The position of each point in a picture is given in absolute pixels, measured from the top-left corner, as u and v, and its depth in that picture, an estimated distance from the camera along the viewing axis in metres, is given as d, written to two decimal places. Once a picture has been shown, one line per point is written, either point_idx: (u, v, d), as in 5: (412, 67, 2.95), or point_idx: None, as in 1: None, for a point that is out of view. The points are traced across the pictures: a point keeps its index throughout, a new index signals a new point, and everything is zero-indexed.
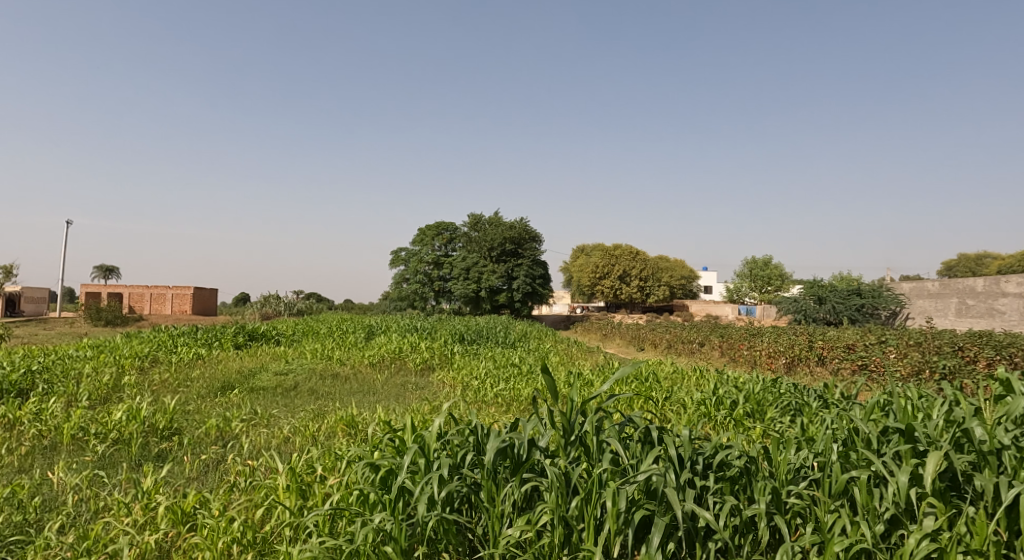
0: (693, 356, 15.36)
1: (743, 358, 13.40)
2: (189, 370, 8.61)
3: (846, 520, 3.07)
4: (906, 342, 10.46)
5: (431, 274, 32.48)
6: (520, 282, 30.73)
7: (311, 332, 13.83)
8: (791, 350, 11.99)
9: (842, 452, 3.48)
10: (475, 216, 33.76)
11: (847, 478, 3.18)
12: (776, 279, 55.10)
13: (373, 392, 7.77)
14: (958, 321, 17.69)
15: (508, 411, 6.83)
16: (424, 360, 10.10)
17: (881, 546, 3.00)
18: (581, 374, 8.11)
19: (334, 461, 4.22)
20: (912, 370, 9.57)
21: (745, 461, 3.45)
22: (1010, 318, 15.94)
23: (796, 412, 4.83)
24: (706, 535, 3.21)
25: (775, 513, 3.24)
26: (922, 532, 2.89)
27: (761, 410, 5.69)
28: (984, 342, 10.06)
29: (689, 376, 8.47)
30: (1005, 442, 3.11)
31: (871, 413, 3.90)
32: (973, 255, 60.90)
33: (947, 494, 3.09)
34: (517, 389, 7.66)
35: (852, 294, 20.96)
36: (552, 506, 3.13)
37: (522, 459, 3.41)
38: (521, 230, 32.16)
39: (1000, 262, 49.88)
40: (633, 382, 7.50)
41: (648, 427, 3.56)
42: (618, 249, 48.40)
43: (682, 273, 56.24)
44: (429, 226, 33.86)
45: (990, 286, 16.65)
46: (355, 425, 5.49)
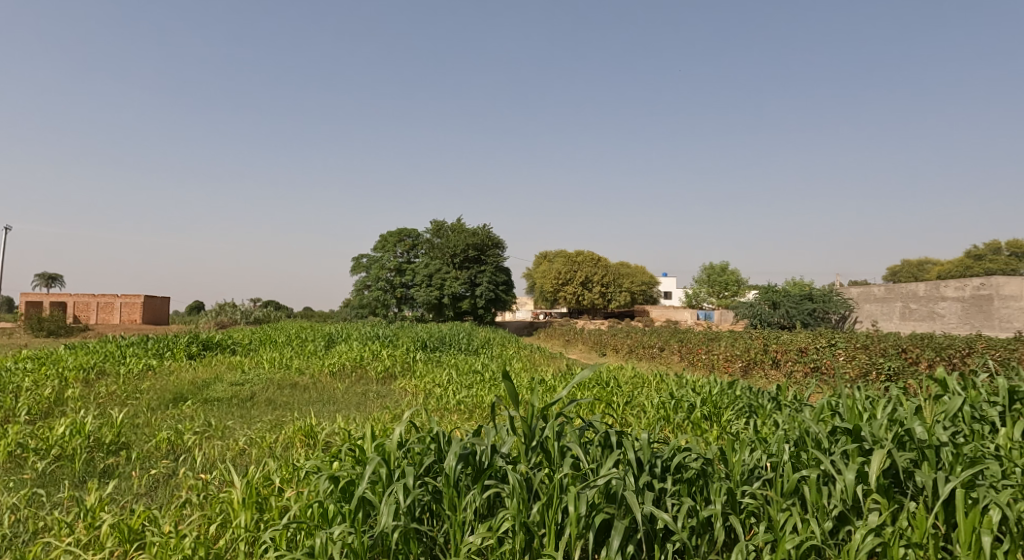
0: (653, 360, 15.67)
1: (701, 362, 13.69)
2: (139, 383, 8.27)
3: (797, 518, 3.19)
4: (854, 346, 10.93)
5: (393, 281, 32.19)
6: (483, 288, 30.91)
7: (268, 341, 13.53)
8: (746, 354, 12.36)
9: (793, 453, 3.60)
10: (436, 222, 33.66)
11: (798, 477, 3.30)
12: (732, 285, 56.57)
13: (333, 401, 7.66)
14: (902, 324, 18.48)
15: (470, 418, 6.86)
16: (385, 368, 10.01)
17: (829, 542, 3.10)
18: (543, 380, 8.21)
19: (292, 473, 4.16)
20: (860, 372, 9.98)
21: (702, 463, 3.53)
22: (949, 321, 16.73)
23: (751, 414, 4.99)
24: (665, 537, 3.28)
25: (730, 513, 3.32)
26: (868, 528, 3.01)
27: (718, 413, 5.86)
28: (925, 344, 10.55)
29: (650, 380, 8.65)
30: (943, 439, 3.28)
31: (821, 414, 4.04)
32: (914, 262, 63.70)
33: (890, 490, 3.22)
34: (480, 396, 7.69)
35: (804, 298, 21.66)
36: (513, 512, 3.15)
37: (484, 466, 3.41)
38: (483, 235, 32.18)
39: (939, 267, 52.39)
40: (594, 387, 7.60)
41: (609, 432, 3.61)
42: (579, 255, 48.73)
43: (642, 279, 57.21)
44: (390, 232, 33.22)
45: (930, 290, 17.42)
46: (314, 435, 5.42)
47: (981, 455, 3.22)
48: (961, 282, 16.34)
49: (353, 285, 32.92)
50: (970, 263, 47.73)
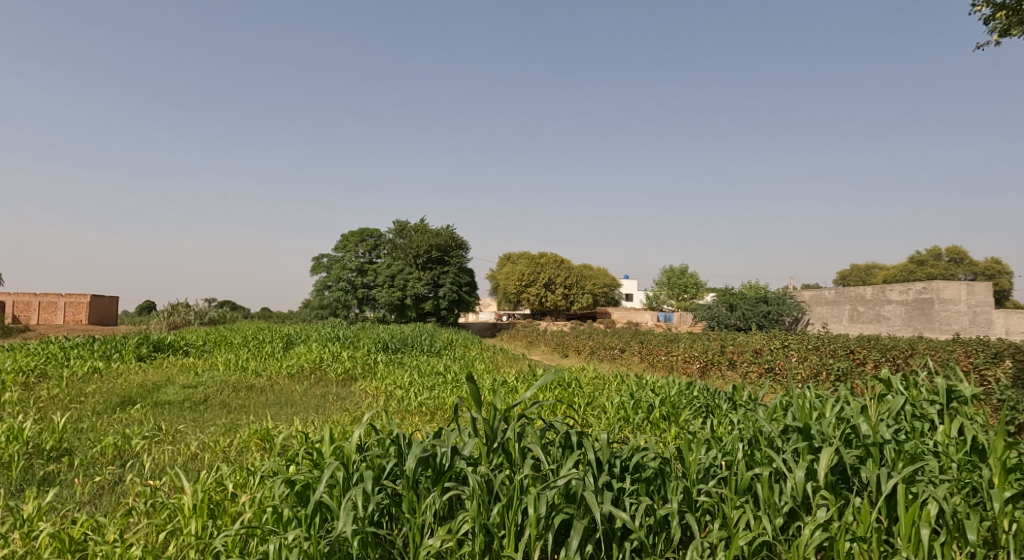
0: (614, 361, 15.87)
1: (660, 363, 13.92)
2: (84, 386, 7.95)
3: (749, 515, 3.27)
4: (806, 347, 11.30)
5: (354, 281, 31.74)
6: (446, 290, 30.78)
7: (223, 342, 13.17)
8: (704, 355, 12.63)
9: (747, 451, 3.69)
10: (399, 222, 33.34)
11: (751, 474, 3.38)
12: (692, 288, 57.69)
13: (291, 403, 7.51)
14: (851, 326, 19.17)
15: (432, 420, 6.82)
16: (345, 370, 9.86)
17: (780, 538, 3.20)
18: (505, 381, 8.22)
19: (246, 477, 4.07)
20: (811, 372, 10.31)
21: (660, 461, 3.59)
22: (894, 323, 17.43)
23: (708, 414, 5.10)
24: (623, 536, 3.32)
25: (686, 511, 3.39)
26: (816, 523, 3.11)
27: (676, 413, 5.96)
28: (872, 346, 10.97)
29: (610, 381, 8.76)
30: (886, 437, 3.41)
31: (773, 413, 4.15)
32: (863, 266, 66.15)
33: (837, 486, 3.34)
34: (442, 398, 7.66)
35: (759, 301, 22.24)
36: (473, 515, 3.14)
37: (445, 468, 3.40)
38: (446, 236, 32.03)
39: (887, 272, 54.53)
40: (556, 388, 7.64)
41: (569, 432, 3.63)
42: (543, 257, 48.95)
43: (604, 281, 57.84)
44: (352, 232, 32.67)
45: (877, 294, 18.12)
46: (270, 439, 5.31)
47: (921, 451, 3.36)
48: (905, 286, 17.04)
49: (313, 286, 32.35)
50: (915, 268, 49.81)
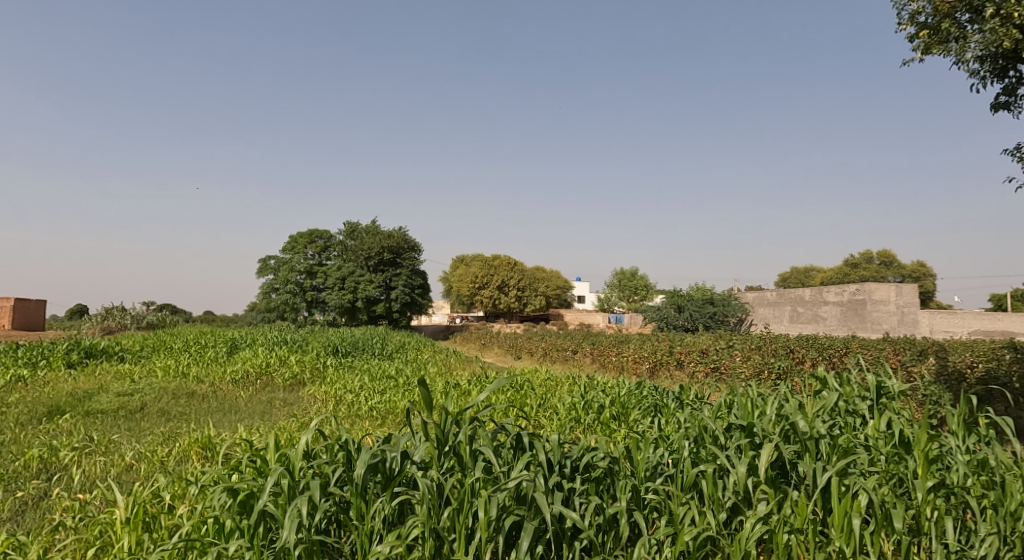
0: (566, 363, 16.02)
1: (611, 364, 14.13)
2: (7, 396, 7.50)
3: (694, 510, 3.37)
4: (749, 347, 11.70)
5: (302, 284, 31.02)
6: (398, 292, 30.44)
7: (162, 348, 12.66)
8: (653, 355, 12.91)
9: (692, 449, 3.78)
10: (350, 224, 32.77)
11: (697, 471, 3.48)
12: (642, 290, 58.83)
13: (235, 410, 7.28)
14: (791, 326, 19.94)
15: (382, 424, 6.73)
16: (293, 375, 9.62)
17: (723, 532, 3.30)
18: (457, 384, 8.18)
19: (185, 488, 3.92)
20: (754, 371, 10.67)
21: (609, 461, 3.64)
22: (830, 322, 18.22)
23: (656, 413, 5.21)
24: (573, 535, 3.36)
25: (634, 508, 3.45)
26: (756, 517, 3.22)
27: (626, 413, 6.07)
28: (810, 345, 11.44)
29: (562, 382, 8.84)
30: (822, 432, 3.57)
31: (718, 412, 4.27)
32: (803, 269, 68.90)
33: (777, 481, 3.47)
34: (393, 402, 7.58)
35: (706, 303, 22.85)
36: (423, 519, 3.11)
37: (395, 473, 3.36)
38: (399, 238, 31.68)
39: (825, 274, 56.98)
40: (508, 390, 7.66)
41: (520, 434, 3.64)
42: (495, 259, 48.96)
43: (556, 283, 58.32)
44: (301, 233, 31.81)
45: (815, 295, 18.89)
46: (212, 447, 5.14)
47: (854, 445, 3.53)
48: (840, 288, 17.83)
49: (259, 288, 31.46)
50: (850, 270, 52.19)
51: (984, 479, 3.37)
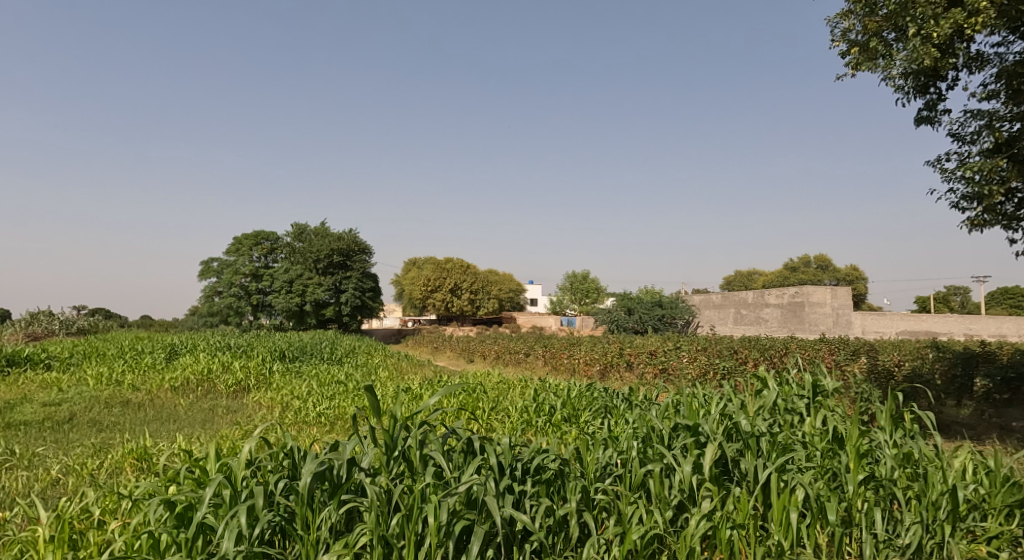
0: (519, 365, 16.07)
1: (563, 366, 14.25)
2: None
3: (642, 510, 3.42)
4: (695, 348, 12.01)
5: (248, 287, 30.10)
6: (348, 295, 29.91)
7: (95, 354, 12.04)
8: (604, 357, 13.09)
9: (640, 449, 3.85)
10: (298, 225, 31.99)
11: (644, 471, 3.54)
12: (593, 292, 59.60)
13: (174, 419, 6.99)
14: (736, 328, 20.59)
15: (331, 431, 6.59)
16: (237, 381, 9.31)
17: (669, 530, 3.37)
18: (408, 389, 8.09)
19: (117, 502, 3.74)
20: (700, 371, 10.96)
21: (559, 463, 3.65)
22: (772, 324, 18.89)
23: (606, 414, 5.29)
24: (523, 538, 3.36)
25: (584, 509, 3.49)
26: (701, 513, 3.30)
27: (577, 415, 6.13)
28: (753, 346, 11.84)
29: (515, 385, 8.87)
30: (763, 430, 3.69)
31: (665, 412, 4.36)
32: (746, 273, 71.23)
33: (721, 478, 3.57)
34: (342, 408, 7.43)
35: (655, 305, 23.33)
36: (371, 527, 3.06)
37: (342, 480, 3.29)
38: (349, 240, 31.13)
39: (767, 277, 59.07)
40: (460, 394, 7.62)
41: (471, 438, 3.62)
42: (448, 262, 48.67)
43: (509, 286, 58.48)
44: (246, 235, 30.86)
45: (757, 298, 19.56)
46: (147, 459, 4.92)
47: (792, 442, 3.67)
48: (781, 291, 18.51)
49: (201, 292, 30.35)
50: (791, 273, 54.29)
51: (909, 471, 3.57)
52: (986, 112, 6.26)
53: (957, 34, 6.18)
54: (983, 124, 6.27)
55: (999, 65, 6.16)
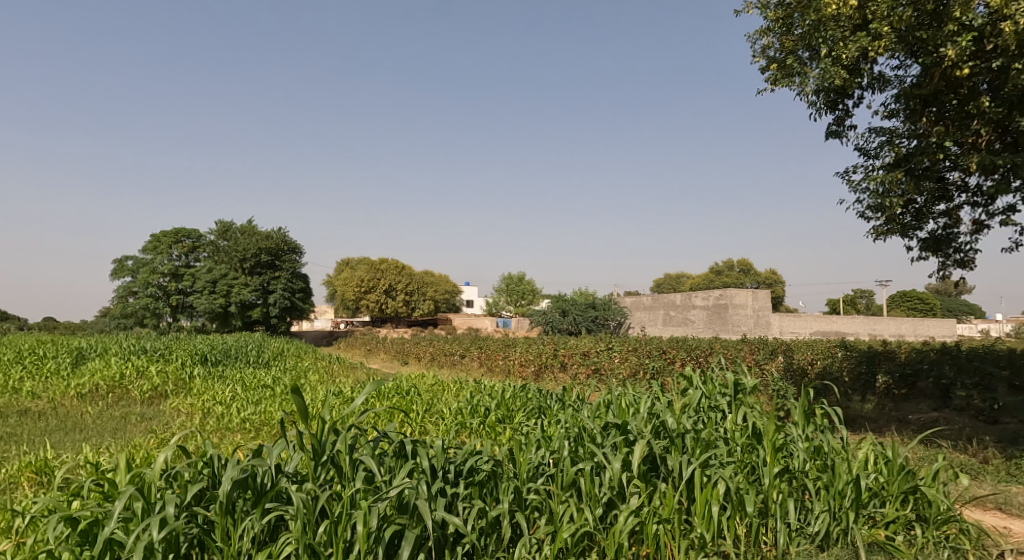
0: (454, 367, 15.98)
1: (498, 367, 14.28)
2: None
3: (573, 508, 3.47)
4: (627, 349, 12.32)
5: (166, 287, 28.54)
6: (276, 296, 28.89)
7: None
8: (539, 358, 13.22)
9: (572, 448, 3.89)
10: (223, 222, 30.63)
11: (576, 470, 3.59)
12: (529, 294, 60.16)
13: (80, 428, 6.53)
14: (665, 329, 21.26)
15: (256, 437, 6.34)
16: (153, 387, 8.80)
17: (599, 527, 3.43)
18: (338, 393, 7.89)
19: (11, 520, 3.45)
20: (631, 371, 11.25)
21: (493, 464, 3.64)
22: (698, 325, 19.62)
23: (540, 415, 5.33)
24: (455, 541, 3.34)
25: (516, 510, 3.50)
26: (630, 510, 3.38)
27: (511, 416, 6.16)
28: (681, 346, 12.26)
29: (449, 386, 8.81)
30: (688, 427, 3.82)
31: (596, 411, 4.44)
32: (675, 276, 73.73)
33: (648, 475, 3.67)
34: (268, 413, 7.16)
35: (588, 307, 23.77)
36: (296, 536, 2.95)
37: (266, 488, 3.17)
38: (278, 239, 30.08)
39: (694, 280, 61.27)
40: (394, 396, 7.49)
41: (403, 441, 3.56)
42: (383, 262, 47.85)
43: (445, 288, 58.13)
44: (164, 232, 29.30)
45: (685, 300, 20.26)
46: (48, 472, 4.57)
47: (715, 438, 3.82)
48: (707, 293, 19.24)
49: (114, 292, 28.53)
50: (716, 276, 56.60)
51: (819, 463, 3.79)
52: (887, 129, 6.72)
53: (863, 56, 6.60)
54: (885, 141, 6.74)
55: (899, 86, 6.62)
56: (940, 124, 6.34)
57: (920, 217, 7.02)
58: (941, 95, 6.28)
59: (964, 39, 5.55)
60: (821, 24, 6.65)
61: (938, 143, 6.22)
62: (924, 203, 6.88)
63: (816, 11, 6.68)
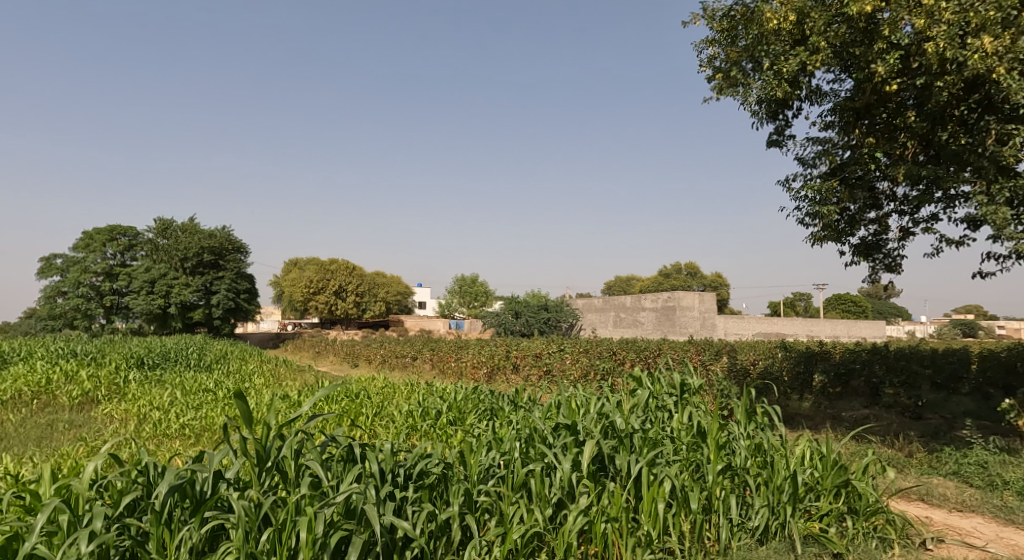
0: (405, 369, 15.82)
1: (450, 369, 14.22)
2: None
3: (523, 509, 3.49)
4: (578, 350, 12.47)
5: (100, 287, 27.21)
6: (220, 297, 27.95)
7: None
8: (490, 360, 13.23)
9: (522, 449, 3.91)
10: (162, 220, 29.45)
11: (526, 471, 3.61)
12: (481, 296, 60.09)
13: (2, 438, 6.15)
14: (615, 330, 21.62)
15: (196, 443, 6.12)
16: (83, 392, 8.37)
17: (548, 527, 3.46)
18: (285, 396, 7.70)
19: None
20: (582, 372, 11.39)
21: (443, 467, 3.62)
22: (647, 326, 20.02)
23: (492, 416, 5.35)
24: (404, 544, 3.31)
25: (467, 512, 3.49)
26: (579, 509, 3.43)
27: (462, 417, 6.15)
28: (630, 348, 12.50)
29: (400, 389, 8.71)
30: (635, 427, 3.90)
31: (547, 412, 4.48)
32: (625, 278, 75.01)
33: (597, 474, 3.72)
34: (210, 418, 6.92)
35: (541, 308, 23.93)
36: (238, 545, 2.86)
37: (206, 496, 3.06)
38: (222, 238, 29.12)
39: (644, 283, 62.46)
40: (342, 399, 7.36)
41: (352, 445, 3.51)
42: (333, 263, 46.96)
43: (397, 289, 57.49)
44: (98, 230, 27.91)
45: (635, 302, 20.66)
46: None
47: (661, 438, 3.91)
48: (656, 295, 19.67)
49: (42, 292, 27.01)
50: (665, 279, 57.89)
51: (760, 460, 3.93)
52: (824, 140, 7.03)
53: (802, 69, 6.87)
54: (822, 150, 7.04)
55: (834, 99, 6.94)
56: (872, 136, 6.68)
57: (853, 224, 7.39)
58: (872, 108, 6.62)
59: (892, 57, 5.87)
60: (763, 38, 6.92)
61: (869, 154, 6.56)
62: (857, 211, 7.24)
63: (759, 25, 6.93)
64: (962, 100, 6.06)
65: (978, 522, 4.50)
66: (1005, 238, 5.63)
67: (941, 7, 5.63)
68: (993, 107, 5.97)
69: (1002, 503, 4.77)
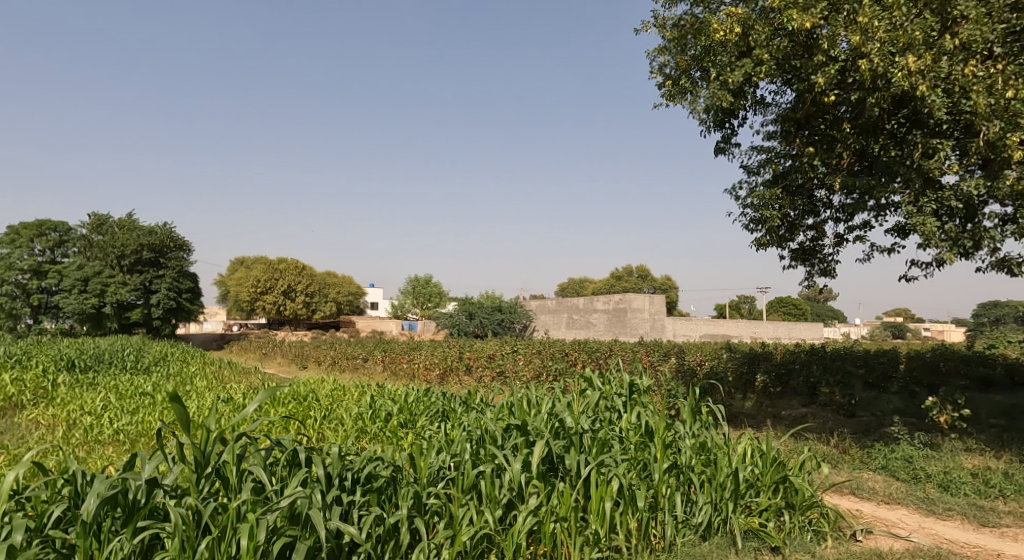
0: (356, 371, 15.55)
1: (402, 371, 14.07)
2: None
3: (472, 510, 3.48)
4: (530, 351, 12.53)
5: (26, 285, 25.72)
6: (160, 296, 26.86)
7: None
8: (443, 362, 13.16)
9: (472, 451, 3.89)
10: (98, 216, 28.14)
11: (475, 472, 3.60)
12: (435, 297, 59.60)
13: None
14: (568, 331, 21.79)
15: (131, 449, 5.86)
16: (7, 397, 7.89)
17: (498, 528, 3.46)
18: (229, 400, 7.45)
19: None
20: (534, 374, 11.45)
21: (391, 470, 3.58)
22: (599, 327, 20.26)
23: (443, 418, 5.32)
24: (350, 549, 3.25)
25: (416, 514, 3.46)
26: (528, 509, 3.45)
27: (413, 420, 6.10)
28: (582, 349, 12.65)
29: (349, 392, 8.55)
30: (584, 427, 3.94)
31: (499, 413, 4.48)
32: (578, 280, 75.80)
33: (547, 474, 3.74)
34: (146, 423, 6.64)
35: (495, 309, 23.90)
36: (174, 553, 2.76)
37: (140, 504, 2.94)
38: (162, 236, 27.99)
39: (597, 285, 63.25)
40: (290, 402, 7.19)
41: (297, 449, 3.43)
42: (281, 262, 45.81)
43: (349, 289, 56.50)
44: (25, 224, 26.39)
45: (588, 303, 20.89)
46: None
47: (610, 437, 3.96)
48: (607, 297, 19.94)
49: None
50: (617, 281, 58.76)
51: (704, 458, 4.03)
52: (768, 149, 7.28)
53: (748, 81, 7.10)
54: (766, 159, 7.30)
55: (777, 109, 7.20)
56: (811, 145, 6.96)
57: (792, 230, 7.68)
58: (811, 119, 6.92)
59: (830, 69, 6.12)
60: (712, 49, 7.13)
61: (808, 162, 6.83)
62: (797, 217, 7.52)
63: (708, 36, 7.13)
64: (892, 114, 6.38)
65: (903, 513, 4.74)
66: (930, 245, 5.96)
67: (874, 25, 5.88)
68: (920, 122, 6.25)
69: (924, 495, 5.05)
